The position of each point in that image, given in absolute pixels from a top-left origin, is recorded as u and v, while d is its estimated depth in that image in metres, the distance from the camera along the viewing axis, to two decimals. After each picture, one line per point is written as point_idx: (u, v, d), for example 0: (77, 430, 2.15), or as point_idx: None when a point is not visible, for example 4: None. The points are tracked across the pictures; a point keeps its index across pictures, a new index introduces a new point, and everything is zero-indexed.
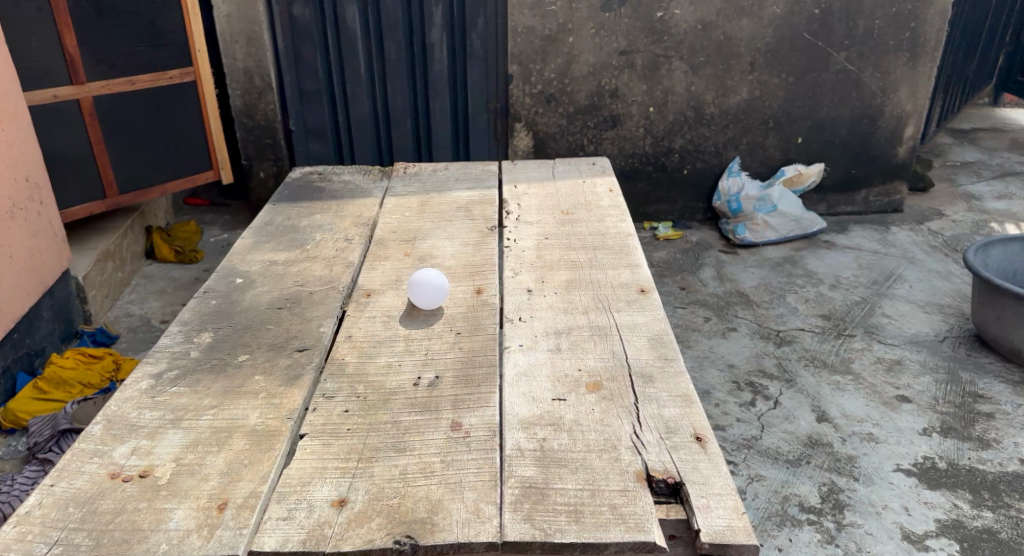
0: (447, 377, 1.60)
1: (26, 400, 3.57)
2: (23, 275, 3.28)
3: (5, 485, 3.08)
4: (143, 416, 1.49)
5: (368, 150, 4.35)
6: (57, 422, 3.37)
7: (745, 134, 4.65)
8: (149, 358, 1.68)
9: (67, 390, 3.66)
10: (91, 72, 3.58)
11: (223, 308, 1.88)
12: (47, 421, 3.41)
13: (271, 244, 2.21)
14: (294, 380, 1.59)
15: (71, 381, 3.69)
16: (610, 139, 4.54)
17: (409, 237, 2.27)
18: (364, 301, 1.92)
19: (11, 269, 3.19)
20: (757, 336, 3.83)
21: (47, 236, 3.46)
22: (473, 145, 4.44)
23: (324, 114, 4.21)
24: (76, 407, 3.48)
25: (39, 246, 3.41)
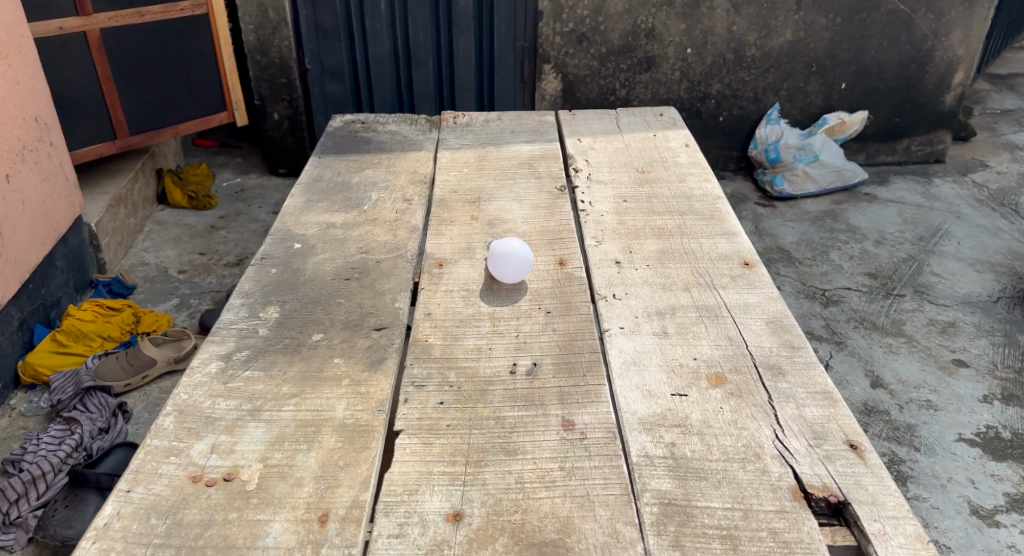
0: (546, 364, 1.45)
1: (46, 352, 3.41)
2: (36, 222, 3.09)
3: (31, 445, 2.95)
4: (217, 407, 1.34)
5: (390, 93, 4.11)
6: (80, 379, 3.24)
7: (786, 78, 4.39)
8: (214, 336, 1.52)
9: (88, 343, 3.54)
10: (97, 3, 3.30)
11: (286, 279, 1.72)
12: (70, 377, 3.28)
13: (325, 204, 2.04)
14: (378, 364, 1.46)
15: (92, 334, 3.56)
16: (645, 83, 4.28)
17: (472, 197, 2.09)
18: (439, 272, 1.75)
19: (24, 215, 3.00)
20: (801, 296, 3.68)
21: (59, 179, 3.26)
22: (498, 90, 4.19)
23: (341, 53, 3.94)
24: (99, 362, 3.38)
25: (51, 190, 3.20)
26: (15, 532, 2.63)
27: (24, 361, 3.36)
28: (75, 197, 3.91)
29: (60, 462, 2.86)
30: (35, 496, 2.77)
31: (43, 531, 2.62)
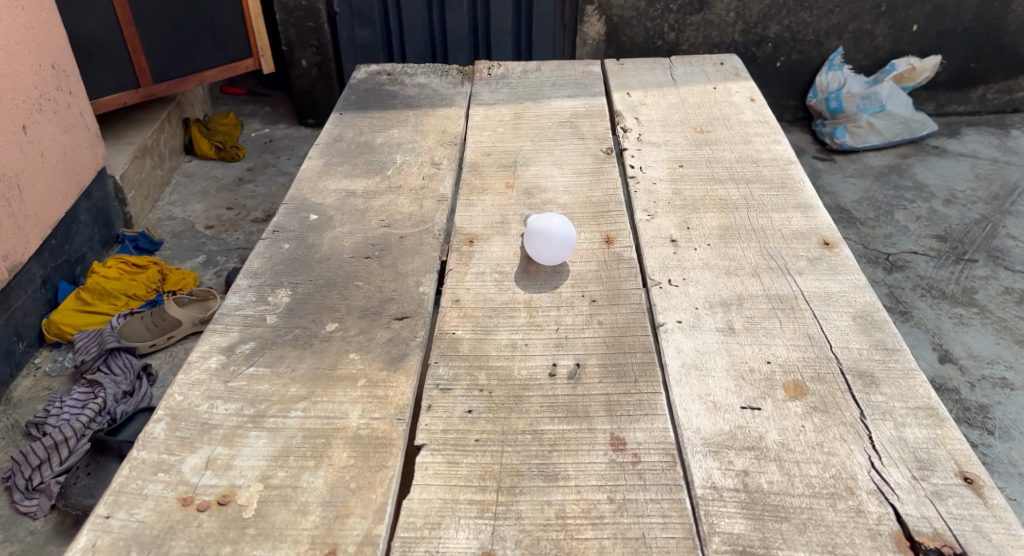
0: (591, 366, 1.26)
1: (69, 311, 3.33)
2: (56, 176, 2.96)
3: (55, 409, 2.88)
4: (215, 411, 1.16)
5: (423, 37, 3.85)
6: (104, 339, 3.14)
7: (852, 20, 3.99)
8: (216, 325, 1.34)
9: (112, 302, 3.44)
10: None
11: (299, 257, 1.53)
12: (93, 337, 3.19)
13: (346, 168, 1.84)
14: (399, 361, 1.27)
15: (116, 293, 3.46)
16: (695, 24, 3.92)
17: (507, 161, 1.87)
18: (470, 249, 1.56)
19: (42, 168, 2.88)
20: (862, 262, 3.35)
21: (81, 129, 3.12)
22: (537, 36, 3.88)
23: None
24: (122, 322, 3.29)
25: (71, 142, 3.06)
26: (38, 499, 2.56)
27: (49, 318, 3.29)
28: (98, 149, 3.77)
29: (82, 427, 2.76)
30: (59, 461, 2.68)
31: (65, 500, 2.55)
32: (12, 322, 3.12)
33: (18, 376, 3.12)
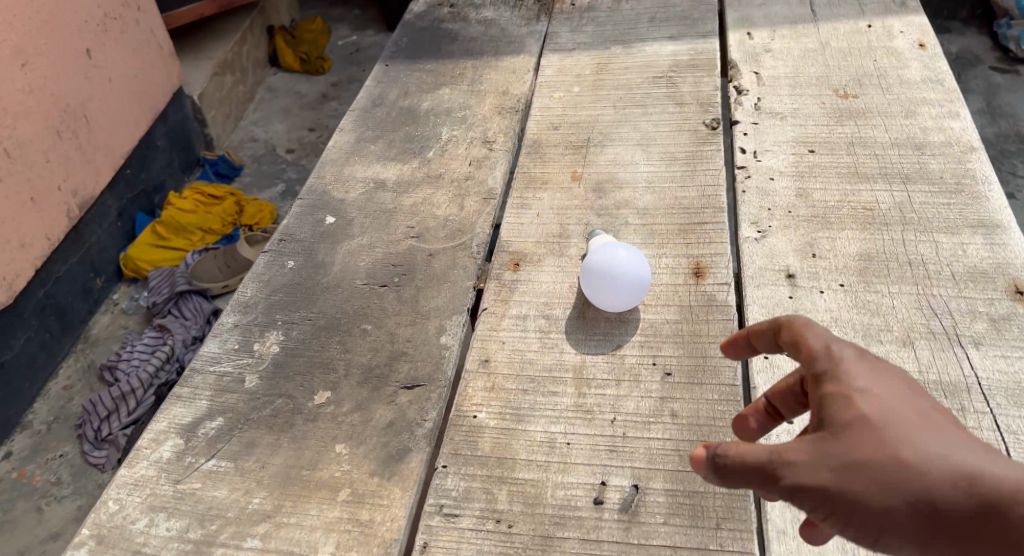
0: (656, 497, 0.90)
1: (143, 246, 2.87)
2: (128, 102, 2.74)
3: (125, 351, 2.52)
4: (154, 533, 0.90)
5: None
6: (175, 280, 2.72)
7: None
8: (183, 389, 1.06)
9: (188, 236, 2.97)
10: None
11: (301, 282, 1.22)
12: (166, 276, 2.76)
13: (379, 147, 1.49)
14: (395, 464, 0.96)
15: (191, 227, 2.99)
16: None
17: (576, 139, 1.46)
18: (514, 277, 1.20)
19: (110, 96, 2.65)
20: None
21: (150, 48, 2.85)
22: None
23: None
24: (196, 260, 2.83)
25: (143, 64, 2.83)
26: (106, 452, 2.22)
27: (126, 253, 2.84)
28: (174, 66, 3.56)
29: (151, 377, 2.39)
30: (127, 411, 2.33)
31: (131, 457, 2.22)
32: (88, 255, 2.67)
33: (94, 314, 2.71)
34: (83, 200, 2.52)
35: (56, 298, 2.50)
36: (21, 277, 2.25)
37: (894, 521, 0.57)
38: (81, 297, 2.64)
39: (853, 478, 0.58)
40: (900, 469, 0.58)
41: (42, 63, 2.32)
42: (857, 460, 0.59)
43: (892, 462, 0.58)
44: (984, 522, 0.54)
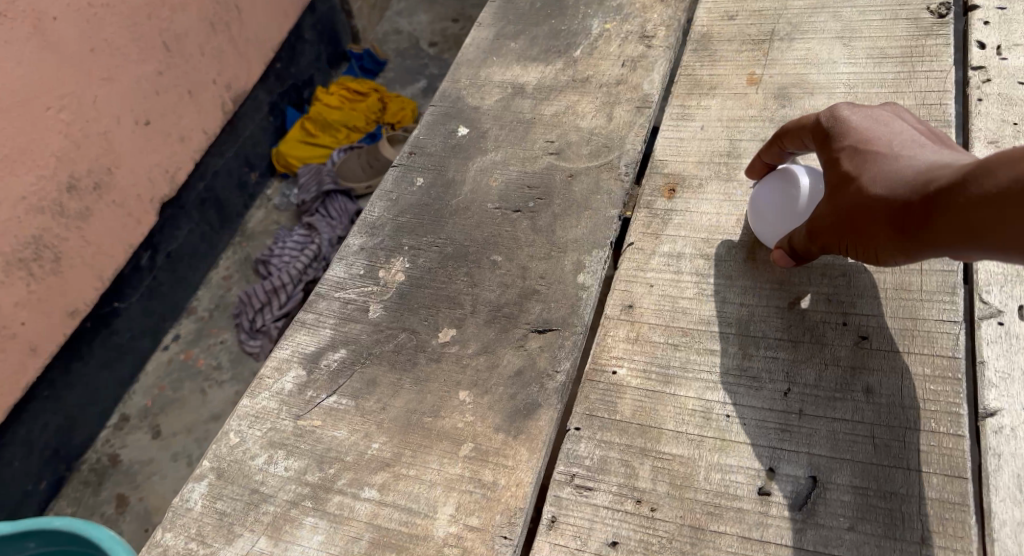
0: (840, 496, 0.74)
1: (292, 142, 2.89)
2: None
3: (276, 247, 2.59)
4: (273, 473, 0.83)
5: None
6: (323, 178, 2.73)
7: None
8: (307, 315, 0.98)
9: (333, 134, 2.96)
10: None
11: (431, 201, 1.10)
12: (315, 173, 2.76)
13: (521, 44, 1.31)
14: (523, 421, 0.84)
15: (337, 124, 2.97)
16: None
17: (756, 32, 1.20)
18: (669, 206, 1.01)
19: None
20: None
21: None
22: None
23: None
24: (342, 159, 2.84)
25: None
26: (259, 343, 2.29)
27: (278, 149, 2.86)
28: None
29: (299, 274, 2.46)
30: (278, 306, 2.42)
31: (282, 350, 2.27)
32: (242, 149, 2.67)
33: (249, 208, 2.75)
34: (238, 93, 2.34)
35: (215, 191, 2.53)
36: (181, 173, 2.12)
37: (883, 239, 0.74)
38: (237, 191, 2.66)
39: (849, 222, 0.77)
40: (873, 201, 0.74)
41: None
42: (848, 209, 0.77)
43: (869, 200, 0.75)
44: (932, 210, 0.69)
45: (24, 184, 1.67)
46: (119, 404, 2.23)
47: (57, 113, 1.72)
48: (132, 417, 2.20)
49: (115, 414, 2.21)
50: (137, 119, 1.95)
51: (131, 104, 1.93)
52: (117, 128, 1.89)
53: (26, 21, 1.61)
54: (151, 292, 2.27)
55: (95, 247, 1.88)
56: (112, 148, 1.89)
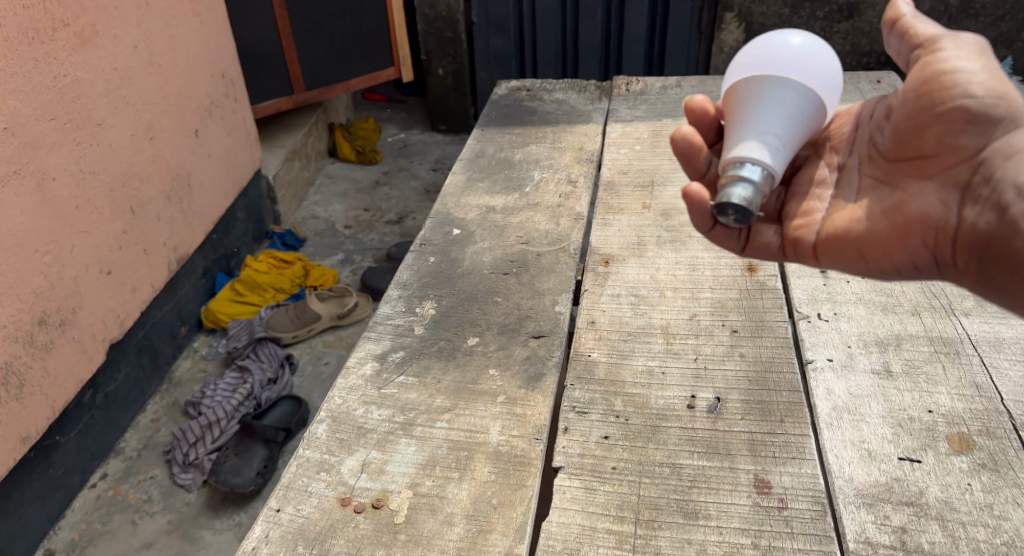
0: (732, 401, 1.21)
1: (223, 300, 3.05)
2: (220, 177, 3.01)
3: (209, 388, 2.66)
4: (370, 415, 1.22)
5: (595, 53, 3.79)
6: (255, 328, 2.86)
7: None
8: (371, 333, 1.41)
9: (261, 294, 3.15)
10: None
11: (444, 270, 1.59)
12: (245, 325, 2.90)
13: (487, 184, 1.90)
14: (536, 381, 1.29)
15: (265, 285, 3.17)
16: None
17: (644, 181, 1.86)
18: (606, 270, 1.57)
19: (209, 170, 2.93)
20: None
21: (242, 134, 3.16)
22: (669, 61, 3.73)
23: (554, 24, 3.74)
24: (270, 314, 2.99)
25: (235, 145, 3.12)
26: (193, 475, 2.35)
27: (208, 307, 3.00)
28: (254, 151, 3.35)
29: (233, 410, 2.52)
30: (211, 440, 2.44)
31: (215, 476, 2.34)
32: (177, 305, 2.85)
33: (176, 357, 2.86)
34: (180, 256, 2.76)
35: (151, 340, 2.68)
36: (128, 318, 2.44)
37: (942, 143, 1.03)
38: (168, 340, 2.79)
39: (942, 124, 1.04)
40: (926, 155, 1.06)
41: (163, 140, 2.61)
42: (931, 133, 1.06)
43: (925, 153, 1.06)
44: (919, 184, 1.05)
45: (8, 314, 1.93)
46: (44, 539, 2.20)
47: (44, 256, 2.06)
48: (58, 551, 2.17)
49: (40, 550, 2.17)
50: (102, 269, 2.30)
51: (98, 255, 2.29)
52: (86, 274, 2.23)
53: (34, 181, 2.01)
54: (87, 430, 2.34)
55: (53, 380, 2.10)
56: (78, 291, 2.20)
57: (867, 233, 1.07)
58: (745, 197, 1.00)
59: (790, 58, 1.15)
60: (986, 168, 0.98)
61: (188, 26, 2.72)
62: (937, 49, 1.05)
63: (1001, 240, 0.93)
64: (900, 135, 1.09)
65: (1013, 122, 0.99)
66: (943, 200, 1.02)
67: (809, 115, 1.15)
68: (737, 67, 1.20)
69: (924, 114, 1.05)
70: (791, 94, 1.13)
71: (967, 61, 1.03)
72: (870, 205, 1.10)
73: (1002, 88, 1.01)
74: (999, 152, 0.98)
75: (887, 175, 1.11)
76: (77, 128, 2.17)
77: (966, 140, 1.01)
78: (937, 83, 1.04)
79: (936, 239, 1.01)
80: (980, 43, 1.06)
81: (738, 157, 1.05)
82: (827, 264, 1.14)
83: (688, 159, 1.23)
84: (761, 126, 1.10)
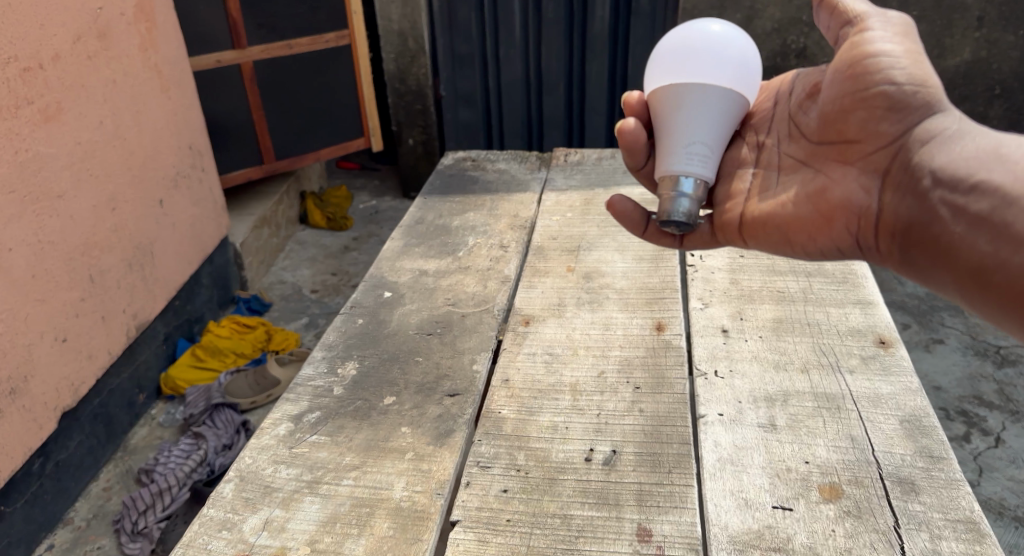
0: (627, 453, 1.28)
1: (183, 367, 2.83)
2: (187, 247, 2.88)
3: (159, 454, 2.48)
4: (278, 474, 1.28)
5: (560, 124, 3.70)
6: (211, 394, 2.68)
7: (962, 102, 3.34)
8: (289, 394, 1.47)
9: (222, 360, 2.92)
10: (252, 35, 3.12)
11: (370, 331, 1.65)
12: (202, 392, 2.71)
13: (422, 249, 1.99)
14: (445, 437, 1.34)
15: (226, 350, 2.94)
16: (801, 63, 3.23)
17: (571, 247, 1.95)
18: (525, 329, 1.64)
19: (176, 239, 2.80)
20: (919, 346, 2.78)
21: (210, 204, 3.05)
22: None
23: (519, 102, 3.67)
24: (230, 379, 2.79)
25: (203, 215, 3.00)
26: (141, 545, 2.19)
27: (166, 373, 2.80)
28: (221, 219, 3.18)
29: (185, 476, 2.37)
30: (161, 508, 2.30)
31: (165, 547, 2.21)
32: (135, 373, 2.65)
33: (132, 425, 2.66)
34: (140, 323, 2.60)
35: (107, 407, 2.50)
36: (83, 385, 2.30)
37: (867, 129, 1.20)
38: (125, 408, 2.60)
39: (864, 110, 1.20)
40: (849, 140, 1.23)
41: (128, 209, 2.51)
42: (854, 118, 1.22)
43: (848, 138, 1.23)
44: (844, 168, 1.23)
45: None
46: None
47: None
48: None
49: None
50: (57, 336, 2.17)
51: (53, 322, 2.17)
52: (40, 342, 2.11)
53: None
54: (35, 499, 2.18)
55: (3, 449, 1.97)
56: (31, 358, 2.07)
57: (798, 214, 1.24)
58: (687, 212, 1.20)
59: (715, 52, 1.28)
60: (904, 155, 1.15)
61: (156, 100, 2.65)
62: (867, 35, 1.19)
63: (919, 224, 1.10)
64: (828, 119, 1.26)
65: (927, 111, 1.16)
66: (866, 185, 1.20)
67: (733, 107, 1.28)
68: (666, 58, 1.31)
69: (851, 102, 1.21)
70: (720, 89, 1.27)
71: (891, 49, 1.17)
72: (800, 187, 1.27)
73: (920, 78, 1.17)
74: (916, 139, 1.15)
75: (812, 157, 1.29)
76: (34, 201, 2.09)
77: (887, 127, 1.18)
78: (862, 70, 1.18)
79: (860, 223, 1.19)
80: (903, 26, 1.20)
81: (678, 170, 1.23)
82: (758, 244, 1.32)
83: (629, 150, 1.36)
84: (697, 128, 1.26)
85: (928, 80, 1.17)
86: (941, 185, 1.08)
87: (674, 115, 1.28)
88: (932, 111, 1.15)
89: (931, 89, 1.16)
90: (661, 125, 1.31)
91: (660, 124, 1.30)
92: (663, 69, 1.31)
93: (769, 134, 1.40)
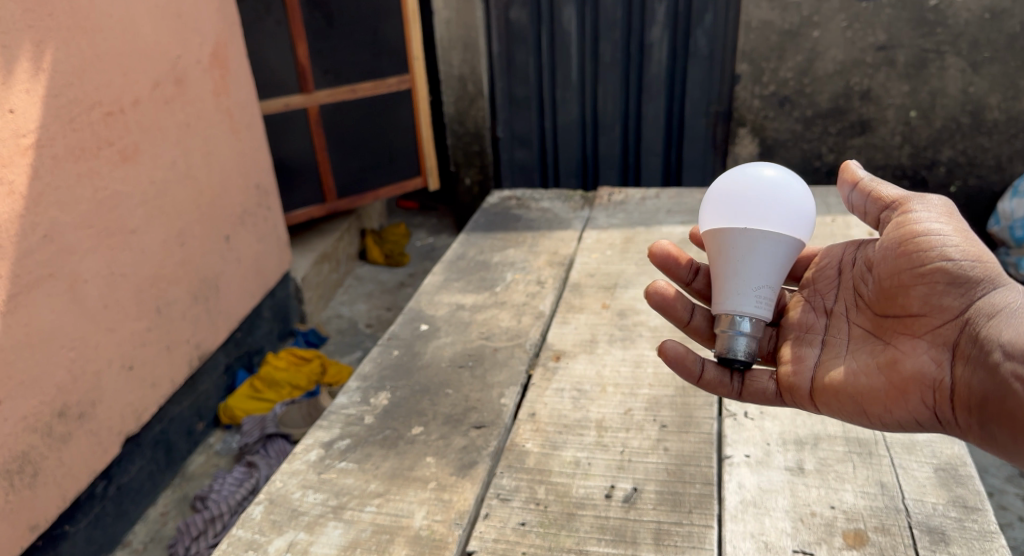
0: (648, 492, 1.27)
1: (241, 396, 2.75)
2: (250, 280, 2.87)
3: (216, 481, 2.42)
4: (306, 498, 1.32)
5: (615, 161, 3.55)
6: (267, 424, 2.61)
7: None
8: (322, 421, 1.52)
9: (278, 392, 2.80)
10: (321, 81, 3.20)
11: (404, 362, 1.70)
12: (258, 422, 2.63)
13: (461, 283, 2.04)
14: (467, 469, 1.36)
15: (284, 383, 2.83)
16: (863, 102, 3.15)
17: (607, 284, 1.96)
18: (556, 364, 1.64)
19: (239, 273, 2.78)
20: None
21: (272, 241, 3.03)
22: (687, 174, 3.49)
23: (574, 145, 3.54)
24: (284, 411, 2.68)
25: (266, 250, 2.99)
26: None
27: (225, 403, 2.73)
28: (285, 255, 3.17)
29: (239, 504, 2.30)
30: (213, 536, 2.21)
31: None
32: (196, 401, 2.61)
33: (190, 452, 2.59)
34: (203, 353, 2.55)
35: (168, 434, 2.45)
36: (147, 413, 2.25)
37: (928, 305, 1.14)
38: (185, 435, 2.55)
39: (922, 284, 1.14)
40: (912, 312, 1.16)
41: (195, 245, 2.50)
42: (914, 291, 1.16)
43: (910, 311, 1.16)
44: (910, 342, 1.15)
45: (29, 406, 1.81)
46: None
47: (69, 351, 1.94)
48: None
49: None
50: (125, 364, 2.15)
51: (122, 351, 2.14)
52: (108, 369, 2.08)
53: (65, 282, 1.93)
54: (97, 521, 2.11)
55: (67, 469, 1.93)
56: (99, 385, 2.05)
57: (871, 387, 1.16)
58: (745, 352, 1.21)
59: (771, 196, 1.24)
60: (971, 328, 1.09)
61: (225, 144, 2.68)
62: (915, 217, 1.18)
63: (995, 399, 1.02)
64: (886, 292, 1.20)
65: (989, 286, 1.10)
66: (936, 357, 1.12)
67: (789, 250, 1.25)
68: (717, 205, 1.29)
69: (908, 277, 1.16)
70: (778, 235, 1.23)
71: (942, 228, 1.15)
72: (870, 359, 1.19)
73: (975, 253, 1.12)
74: (982, 312, 1.09)
75: (878, 328, 1.21)
76: (109, 235, 2.10)
77: (949, 301, 1.12)
78: (916, 248, 1.15)
79: (935, 397, 1.10)
80: (947, 208, 1.18)
81: (734, 311, 1.23)
82: (831, 411, 1.21)
83: (666, 310, 1.38)
84: (757, 270, 1.24)
85: (985, 256, 1.12)
86: (1012, 359, 1.01)
87: (730, 257, 1.26)
88: (992, 286, 1.10)
89: (989, 263, 1.12)
90: (716, 272, 1.29)
91: (715, 266, 1.29)
92: (715, 211, 1.30)
93: (834, 299, 1.33)
